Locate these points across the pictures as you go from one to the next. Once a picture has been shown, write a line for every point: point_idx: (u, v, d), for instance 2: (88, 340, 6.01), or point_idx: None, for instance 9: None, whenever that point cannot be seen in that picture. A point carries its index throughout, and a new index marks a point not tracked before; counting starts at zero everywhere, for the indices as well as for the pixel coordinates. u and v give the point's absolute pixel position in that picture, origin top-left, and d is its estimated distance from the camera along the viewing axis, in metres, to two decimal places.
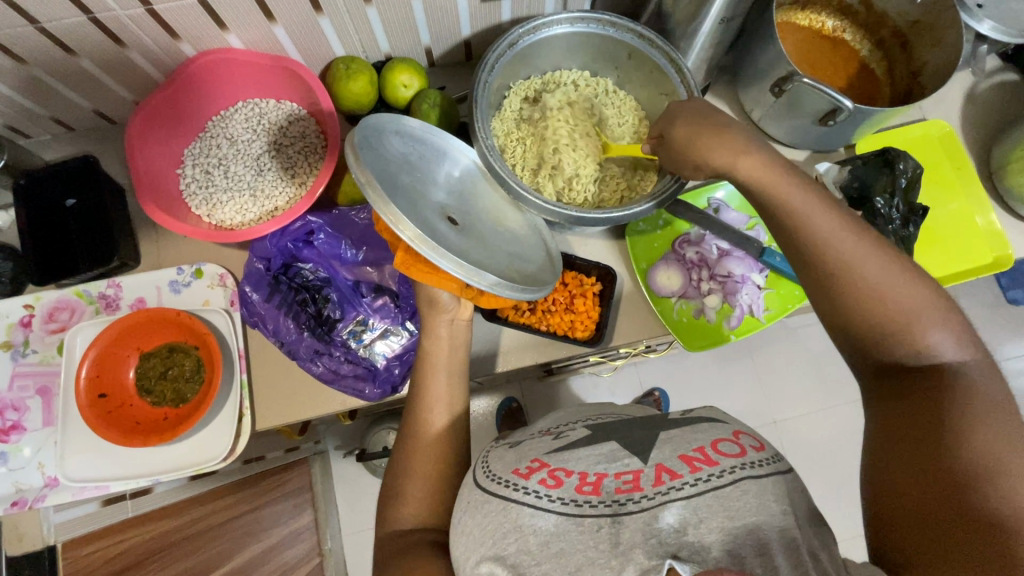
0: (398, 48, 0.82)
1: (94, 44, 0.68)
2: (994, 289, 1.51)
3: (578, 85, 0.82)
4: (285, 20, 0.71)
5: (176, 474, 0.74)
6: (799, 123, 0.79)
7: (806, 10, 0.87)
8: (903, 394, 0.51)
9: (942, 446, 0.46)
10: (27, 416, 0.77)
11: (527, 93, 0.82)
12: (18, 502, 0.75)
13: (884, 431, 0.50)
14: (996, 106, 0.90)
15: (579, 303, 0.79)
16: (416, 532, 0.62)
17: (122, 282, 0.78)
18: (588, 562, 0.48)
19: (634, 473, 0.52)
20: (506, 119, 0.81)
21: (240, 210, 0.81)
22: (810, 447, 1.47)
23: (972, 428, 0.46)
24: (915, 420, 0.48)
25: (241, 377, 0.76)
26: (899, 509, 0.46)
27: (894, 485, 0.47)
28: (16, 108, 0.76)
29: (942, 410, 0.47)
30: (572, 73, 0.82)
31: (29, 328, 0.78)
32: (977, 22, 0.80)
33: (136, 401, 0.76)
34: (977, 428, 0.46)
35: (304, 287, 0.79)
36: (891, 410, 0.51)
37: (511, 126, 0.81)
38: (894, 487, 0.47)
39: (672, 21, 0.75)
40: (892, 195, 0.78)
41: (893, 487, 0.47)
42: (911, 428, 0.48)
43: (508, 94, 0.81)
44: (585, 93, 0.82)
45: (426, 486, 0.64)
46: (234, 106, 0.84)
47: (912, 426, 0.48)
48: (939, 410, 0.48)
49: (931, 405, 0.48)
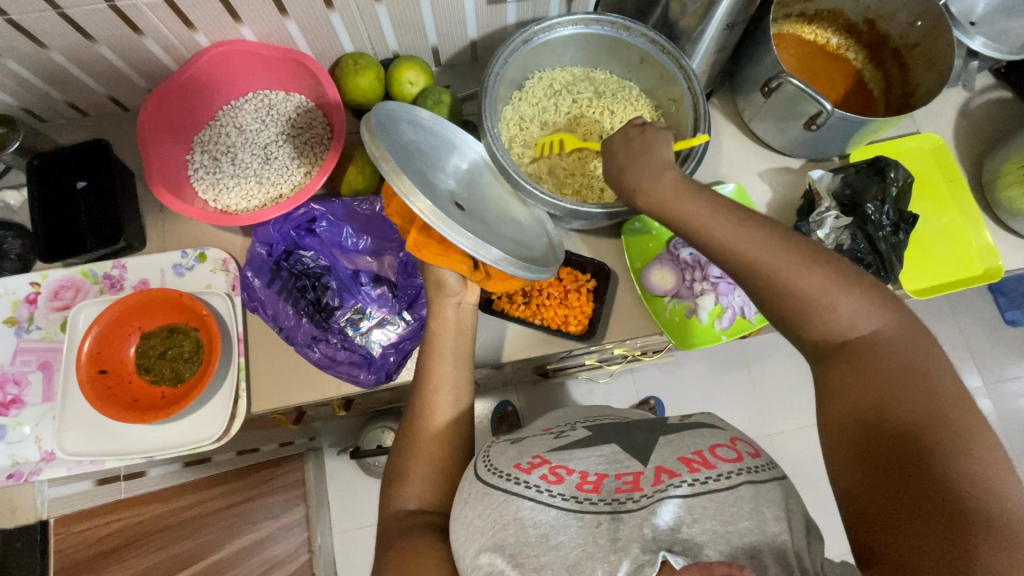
0: (407, 47, 0.85)
1: (112, 32, 0.71)
2: (992, 309, 1.53)
3: (608, 86, 0.85)
4: (297, 15, 0.74)
5: (171, 453, 0.75)
6: (787, 125, 0.81)
7: (812, 24, 0.90)
8: (848, 388, 0.49)
9: (897, 437, 0.45)
10: (27, 391, 0.78)
11: (552, 83, 0.84)
12: (14, 474, 0.77)
13: (837, 427, 0.50)
14: (990, 122, 0.92)
15: (573, 298, 0.81)
16: (420, 514, 0.62)
17: (127, 263, 0.80)
18: (586, 557, 0.48)
19: (634, 475, 0.53)
20: (527, 100, 0.84)
21: (246, 196, 0.83)
22: (805, 462, 1.47)
23: (921, 406, 0.46)
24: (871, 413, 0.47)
25: (239, 359, 0.78)
26: (869, 510, 0.45)
27: (859, 487, 0.46)
28: (34, 91, 0.79)
29: (889, 395, 0.47)
30: (605, 74, 0.85)
31: (34, 305, 0.79)
32: (969, 38, 0.82)
33: (135, 378, 0.77)
34: (924, 405, 0.46)
35: (304, 274, 0.80)
36: (840, 392, 0.50)
37: (528, 107, 0.84)
38: (856, 488, 0.47)
39: (677, 27, 0.77)
40: (883, 202, 0.80)
41: (862, 495, 0.46)
42: (860, 408, 0.48)
43: (533, 79, 0.84)
44: (613, 93, 0.85)
45: (431, 471, 0.65)
46: (245, 96, 0.86)
47: (853, 407, 0.49)
48: (886, 397, 0.47)
49: (879, 398, 0.47)
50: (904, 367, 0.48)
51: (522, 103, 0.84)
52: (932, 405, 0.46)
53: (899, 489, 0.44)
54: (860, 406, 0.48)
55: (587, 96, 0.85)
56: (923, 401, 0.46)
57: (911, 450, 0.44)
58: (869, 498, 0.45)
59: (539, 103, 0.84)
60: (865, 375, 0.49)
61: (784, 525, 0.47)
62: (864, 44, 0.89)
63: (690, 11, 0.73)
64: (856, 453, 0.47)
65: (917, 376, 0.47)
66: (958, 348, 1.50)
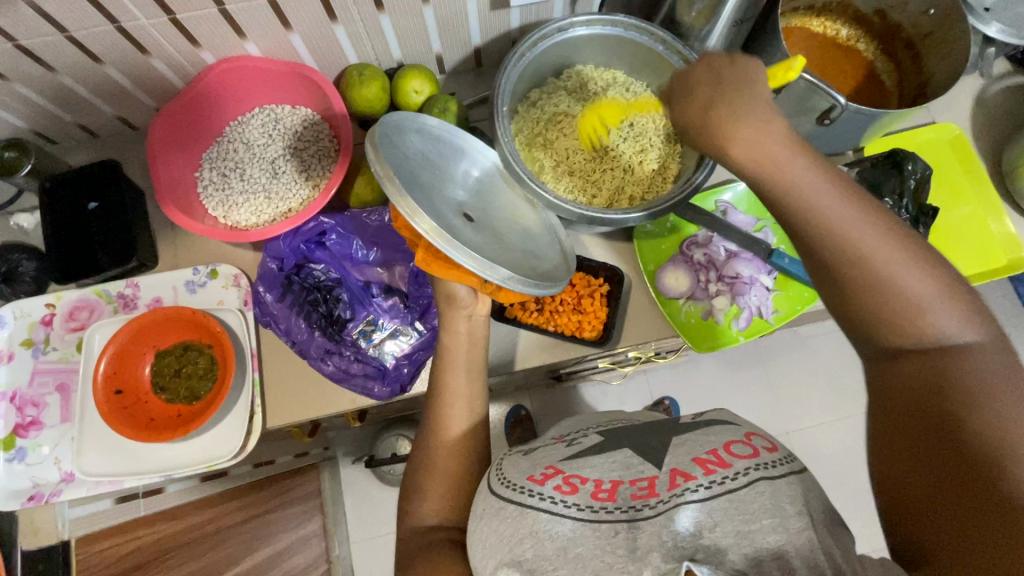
0: (411, 56, 0.85)
1: (119, 53, 0.71)
2: (1012, 299, 1.49)
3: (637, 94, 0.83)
4: (301, 28, 0.74)
5: (189, 471, 0.75)
6: (799, 121, 0.80)
7: (821, 17, 0.88)
8: (906, 378, 0.47)
9: (954, 433, 0.42)
10: (46, 412, 0.78)
11: (587, 82, 0.83)
12: (35, 496, 0.76)
13: (889, 423, 0.47)
14: (1007, 109, 0.90)
15: (587, 304, 0.79)
16: (440, 529, 0.61)
17: (140, 282, 0.80)
18: (606, 568, 0.47)
19: (650, 480, 0.52)
20: (558, 91, 0.83)
21: (255, 211, 0.83)
22: (826, 460, 1.44)
23: (981, 402, 0.42)
24: (926, 408, 0.44)
25: (253, 375, 0.77)
26: (922, 509, 0.42)
27: (911, 485, 0.44)
28: (45, 114, 0.79)
29: (947, 391, 0.44)
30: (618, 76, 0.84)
31: (50, 327, 0.80)
32: (986, 25, 0.80)
33: (150, 397, 0.77)
34: (986, 403, 0.42)
35: (315, 287, 0.80)
36: (894, 389, 0.47)
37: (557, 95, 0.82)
38: (908, 486, 0.44)
39: (683, 25, 0.76)
40: (901, 196, 0.78)
41: (913, 494, 0.43)
42: (913, 403, 0.45)
43: (569, 73, 0.83)
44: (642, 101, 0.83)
45: (449, 485, 0.64)
46: (251, 112, 0.86)
47: (908, 402, 0.46)
48: (946, 389, 0.44)
49: (934, 393, 0.44)
50: (974, 364, 0.45)
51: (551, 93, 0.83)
52: (994, 403, 0.42)
53: (957, 491, 0.41)
54: (917, 400, 0.45)
55: (622, 98, 0.83)
56: (989, 400, 0.42)
57: (969, 449, 0.41)
58: (925, 498, 0.42)
59: (568, 95, 0.83)
60: (925, 371, 0.46)
61: (806, 521, 0.46)
62: (875, 35, 0.88)
63: (697, 9, 0.72)
64: (910, 448, 0.44)
65: (979, 374, 0.44)
66: None
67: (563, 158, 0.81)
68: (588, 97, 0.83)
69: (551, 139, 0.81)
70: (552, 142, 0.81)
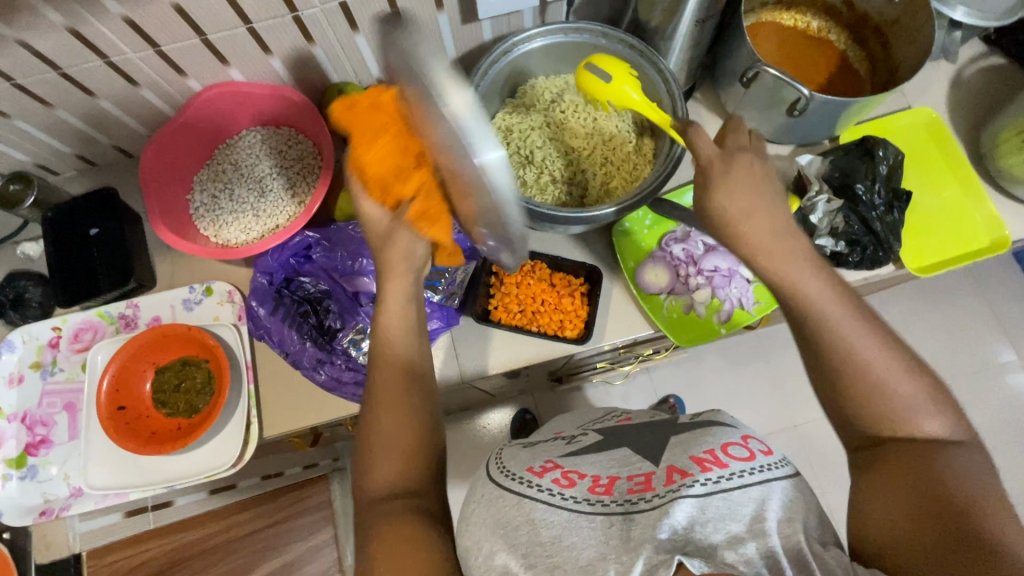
0: (389, 72, 0.87)
1: (111, 86, 0.75)
2: None
3: None
4: (281, 52, 0.77)
5: (188, 482, 0.78)
6: (771, 114, 0.81)
7: (790, 11, 0.89)
8: (895, 452, 0.50)
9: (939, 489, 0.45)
10: (55, 430, 0.82)
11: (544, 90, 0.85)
12: (46, 511, 0.80)
13: (878, 479, 0.49)
14: (984, 90, 0.90)
15: (566, 303, 0.82)
16: (396, 499, 0.54)
17: (140, 302, 0.84)
18: (600, 557, 0.47)
19: (646, 475, 0.54)
20: (518, 107, 0.85)
21: (245, 229, 0.87)
22: (835, 451, 1.43)
23: (960, 475, 0.46)
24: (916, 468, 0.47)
25: (248, 387, 0.80)
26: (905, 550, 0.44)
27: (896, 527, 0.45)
28: (47, 148, 0.84)
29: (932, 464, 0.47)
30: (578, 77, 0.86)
31: (57, 349, 0.84)
32: (950, 9, 0.80)
33: (152, 412, 0.80)
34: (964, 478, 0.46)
35: (305, 299, 0.83)
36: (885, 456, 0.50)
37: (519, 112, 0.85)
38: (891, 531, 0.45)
39: (648, 28, 0.78)
40: (873, 181, 0.79)
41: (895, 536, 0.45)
42: (902, 465, 0.48)
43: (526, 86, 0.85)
44: None
45: (404, 451, 0.57)
46: (239, 134, 0.90)
47: (900, 461, 0.49)
48: (933, 461, 0.48)
49: (921, 461, 0.48)
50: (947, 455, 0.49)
51: (512, 110, 0.85)
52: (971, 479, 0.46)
53: (934, 533, 0.43)
54: (905, 463, 0.48)
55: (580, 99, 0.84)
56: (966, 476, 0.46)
57: (959, 504, 0.44)
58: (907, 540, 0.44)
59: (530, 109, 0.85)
60: (911, 450, 0.49)
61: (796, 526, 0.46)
62: (845, 25, 0.89)
63: (660, 11, 0.74)
64: (899, 494, 0.47)
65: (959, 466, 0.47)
66: (989, 323, 1.41)
67: (543, 172, 0.83)
68: (548, 106, 0.85)
69: (526, 158, 0.84)
70: (528, 160, 0.84)
